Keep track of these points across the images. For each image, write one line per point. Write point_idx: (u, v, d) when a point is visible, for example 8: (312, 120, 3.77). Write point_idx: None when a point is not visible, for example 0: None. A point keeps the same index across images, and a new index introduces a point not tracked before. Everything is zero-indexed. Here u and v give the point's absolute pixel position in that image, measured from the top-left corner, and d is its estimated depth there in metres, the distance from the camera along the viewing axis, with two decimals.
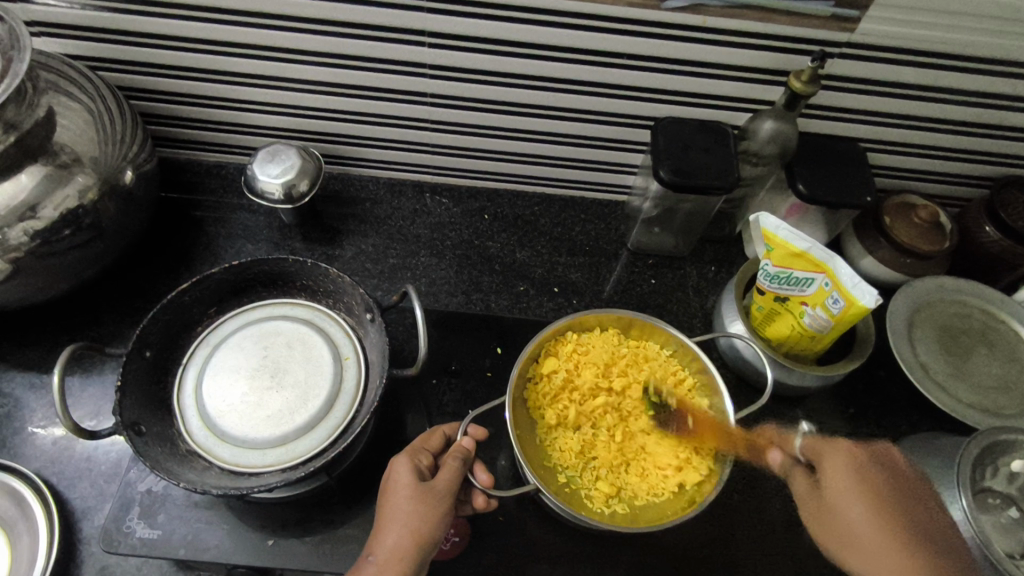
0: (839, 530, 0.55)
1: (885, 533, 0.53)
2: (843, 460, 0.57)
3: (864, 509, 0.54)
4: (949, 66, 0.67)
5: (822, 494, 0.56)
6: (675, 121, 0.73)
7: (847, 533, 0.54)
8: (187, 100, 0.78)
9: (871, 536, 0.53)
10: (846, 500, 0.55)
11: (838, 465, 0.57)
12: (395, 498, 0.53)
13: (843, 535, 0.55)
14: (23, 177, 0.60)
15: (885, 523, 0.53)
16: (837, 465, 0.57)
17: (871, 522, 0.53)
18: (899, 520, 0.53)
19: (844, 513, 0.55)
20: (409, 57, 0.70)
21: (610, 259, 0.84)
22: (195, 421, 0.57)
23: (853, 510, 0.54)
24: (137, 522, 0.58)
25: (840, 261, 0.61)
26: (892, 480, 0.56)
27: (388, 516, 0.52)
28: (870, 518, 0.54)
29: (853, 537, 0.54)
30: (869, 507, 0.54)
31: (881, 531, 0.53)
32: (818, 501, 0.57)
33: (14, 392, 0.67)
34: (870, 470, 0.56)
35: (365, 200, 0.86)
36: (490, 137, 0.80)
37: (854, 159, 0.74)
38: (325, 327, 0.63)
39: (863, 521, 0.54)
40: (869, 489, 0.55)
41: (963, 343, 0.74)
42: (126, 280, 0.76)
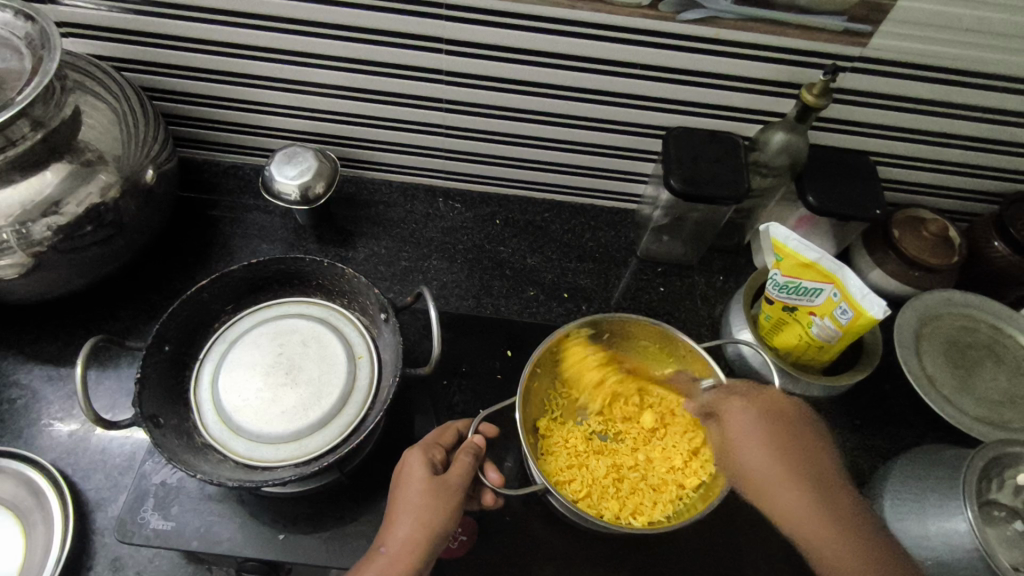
0: (755, 486, 0.56)
1: (777, 460, 0.56)
2: (756, 411, 0.59)
3: (761, 450, 0.57)
4: (959, 82, 0.67)
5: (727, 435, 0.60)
6: (688, 131, 0.74)
7: (756, 480, 0.56)
8: (207, 102, 0.79)
9: (778, 484, 0.55)
10: (754, 446, 0.57)
11: (743, 416, 0.59)
12: (408, 490, 0.54)
13: (750, 478, 0.57)
14: (48, 174, 0.62)
15: (788, 454, 0.56)
16: (746, 408, 0.59)
17: (756, 430, 0.58)
18: (806, 464, 0.56)
19: (743, 454, 0.58)
20: (427, 64, 0.72)
21: (619, 266, 0.85)
22: (211, 414, 0.58)
23: (761, 450, 0.57)
24: (151, 514, 0.58)
25: (849, 273, 0.62)
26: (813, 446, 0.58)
27: (401, 508, 0.53)
28: (774, 454, 0.56)
29: (756, 476, 0.56)
30: (766, 445, 0.57)
31: (781, 469, 0.56)
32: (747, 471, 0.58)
33: (32, 384, 0.68)
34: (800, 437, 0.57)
35: (379, 203, 0.87)
36: (503, 143, 0.81)
37: (864, 172, 0.75)
38: (340, 326, 0.64)
39: (766, 462, 0.56)
40: (774, 441, 0.57)
41: (971, 357, 0.74)
42: (144, 276, 0.77)
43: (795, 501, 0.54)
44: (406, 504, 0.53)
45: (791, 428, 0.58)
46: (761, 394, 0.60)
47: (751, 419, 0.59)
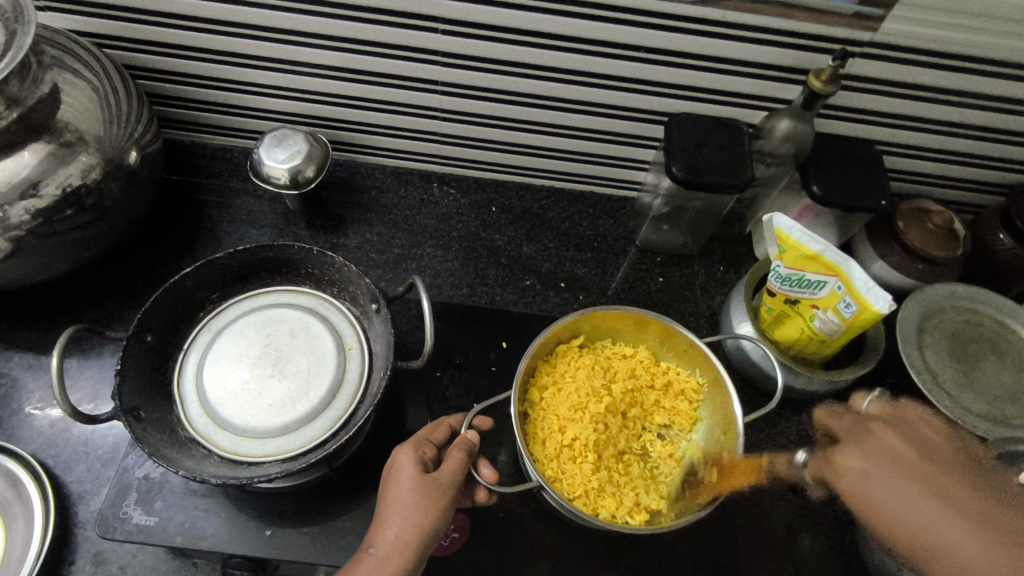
0: (870, 509, 0.53)
1: (915, 488, 0.52)
2: (893, 432, 0.57)
3: (887, 484, 0.53)
4: (971, 69, 0.65)
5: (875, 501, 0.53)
6: (691, 117, 0.71)
7: (887, 506, 0.52)
8: (193, 81, 0.76)
9: (929, 510, 0.50)
10: (896, 496, 0.52)
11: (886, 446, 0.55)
12: (397, 490, 0.52)
13: (868, 505, 0.53)
14: (25, 154, 0.59)
15: (931, 485, 0.51)
16: (874, 460, 0.55)
17: (885, 486, 0.53)
18: (965, 487, 0.51)
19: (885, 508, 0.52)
20: (422, 44, 0.69)
21: (617, 255, 0.83)
22: (196, 408, 0.56)
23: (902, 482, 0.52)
24: (134, 509, 0.57)
25: (854, 265, 0.60)
26: (956, 454, 0.54)
27: (390, 508, 0.51)
28: (914, 490, 0.51)
29: (881, 503, 0.52)
30: (900, 475, 0.53)
31: (927, 497, 0.51)
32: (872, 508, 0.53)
33: (11, 372, 0.66)
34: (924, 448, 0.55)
35: (372, 188, 0.85)
36: (500, 128, 0.79)
37: (870, 162, 0.72)
38: (329, 316, 0.62)
39: (921, 514, 0.50)
40: (905, 474, 0.53)
41: (972, 352, 0.73)
42: (129, 263, 0.75)
43: (967, 535, 0.48)
44: (395, 505, 0.51)
45: (950, 445, 0.55)
46: (868, 426, 0.58)
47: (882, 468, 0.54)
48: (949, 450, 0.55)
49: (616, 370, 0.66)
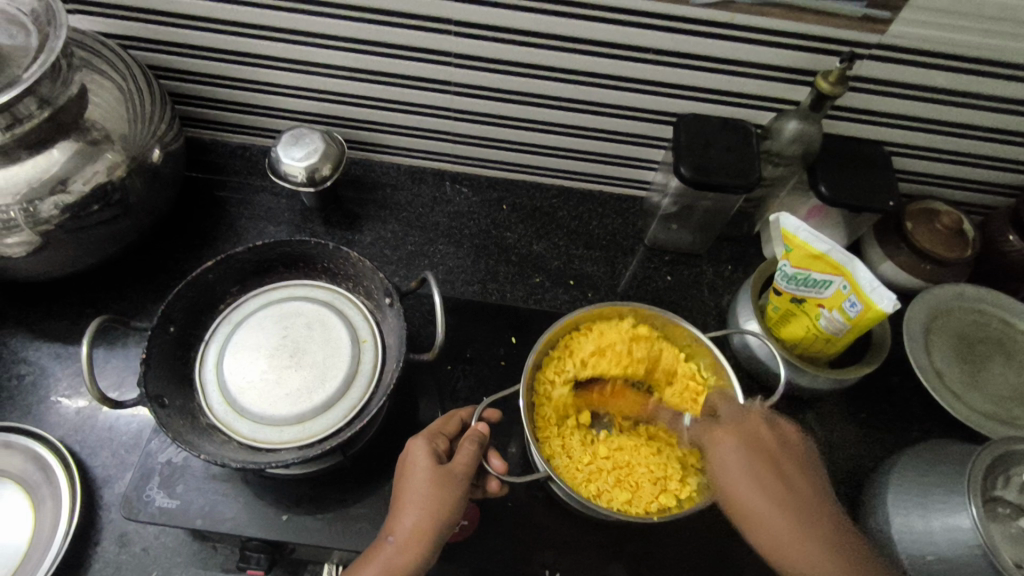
0: (741, 514, 0.53)
1: (796, 531, 0.50)
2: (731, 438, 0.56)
3: (743, 480, 0.53)
4: (981, 71, 0.66)
5: (730, 492, 0.54)
6: (699, 118, 0.72)
7: (750, 505, 0.52)
8: (214, 81, 0.79)
9: (768, 513, 0.51)
10: (748, 484, 0.53)
11: (729, 451, 0.55)
12: (412, 481, 0.54)
13: (774, 545, 0.50)
14: (55, 152, 0.62)
15: (778, 499, 0.52)
16: (738, 438, 0.56)
17: (779, 520, 0.51)
18: (775, 504, 0.51)
19: (754, 510, 0.52)
20: (435, 46, 0.71)
21: (626, 254, 0.85)
22: (216, 396, 0.58)
23: (747, 490, 0.53)
24: (156, 492, 0.59)
25: (860, 265, 0.61)
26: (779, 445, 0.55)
27: (406, 499, 0.53)
28: (772, 488, 0.52)
29: (743, 503, 0.53)
30: (760, 466, 0.53)
31: (770, 502, 0.51)
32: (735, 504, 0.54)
33: (41, 361, 0.69)
34: (768, 448, 0.55)
35: (386, 186, 0.87)
36: (511, 128, 0.81)
37: (878, 163, 0.73)
38: (344, 309, 0.64)
39: (757, 496, 0.52)
40: (768, 473, 0.53)
41: (980, 352, 0.73)
42: (152, 257, 0.77)
43: (789, 519, 0.50)
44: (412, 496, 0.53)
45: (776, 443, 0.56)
46: (751, 417, 0.57)
47: (741, 455, 0.54)
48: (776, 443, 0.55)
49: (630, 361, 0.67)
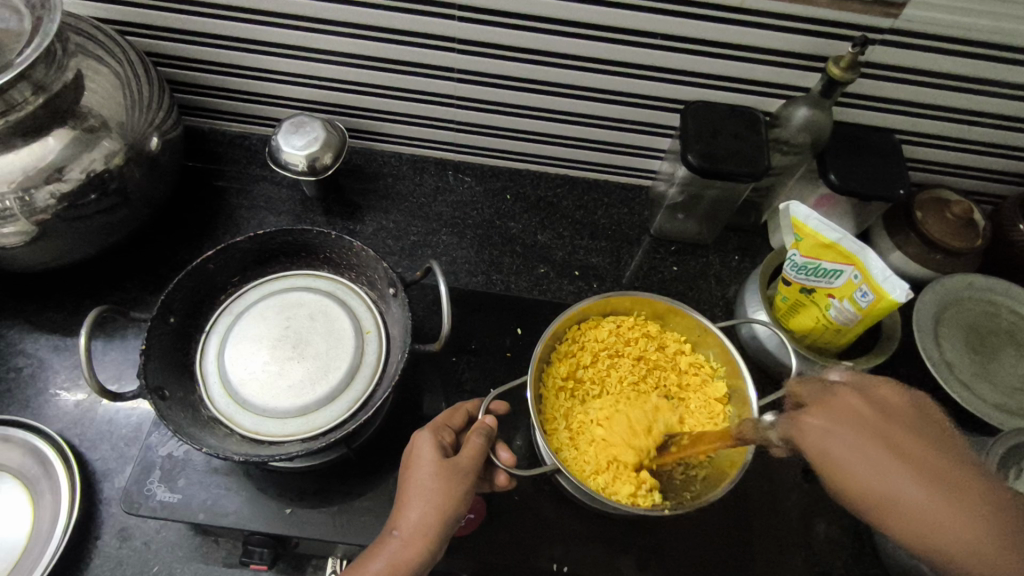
0: (837, 476, 0.43)
1: (939, 500, 0.40)
2: (842, 401, 0.45)
3: (854, 445, 0.43)
4: (996, 56, 0.64)
5: (830, 462, 0.43)
6: (708, 105, 0.71)
7: (887, 491, 0.41)
8: (213, 68, 0.77)
9: (894, 483, 0.41)
10: (853, 451, 0.42)
11: (828, 427, 0.44)
12: (416, 474, 0.53)
13: (893, 508, 0.41)
14: (51, 140, 0.60)
15: (895, 448, 0.42)
16: (830, 416, 0.45)
17: (914, 487, 0.41)
18: (902, 453, 0.42)
19: (856, 474, 0.42)
20: (438, 31, 0.69)
21: (632, 244, 0.84)
22: (217, 388, 0.57)
23: (859, 452, 0.42)
24: (157, 486, 0.58)
25: (872, 255, 0.60)
26: (914, 417, 0.44)
27: (410, 493, 0.52)
28: (883, 450, 0.42)
29: (840, 465, 0.43)
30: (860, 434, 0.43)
31: (879, 447, 0.42)
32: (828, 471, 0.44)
33: (39, 354, 0.68)
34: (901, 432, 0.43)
35: (388, 176, 0.86)
36: (516, 116, 0.79)
37: (889, 151, 0.72)
38: (347, 300, 0.62)
39: (874, 469, 0.42)
40: (868, 431, 0.43)
41: (991, 343, 0.72)
42: (151, 247, 0.76)
43: (919, 479, 0.41)
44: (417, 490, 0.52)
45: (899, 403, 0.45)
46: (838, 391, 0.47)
47: (840, 428, 0.44)
48: (908, 412, 0.45)
49: (636, 351, 0.66)
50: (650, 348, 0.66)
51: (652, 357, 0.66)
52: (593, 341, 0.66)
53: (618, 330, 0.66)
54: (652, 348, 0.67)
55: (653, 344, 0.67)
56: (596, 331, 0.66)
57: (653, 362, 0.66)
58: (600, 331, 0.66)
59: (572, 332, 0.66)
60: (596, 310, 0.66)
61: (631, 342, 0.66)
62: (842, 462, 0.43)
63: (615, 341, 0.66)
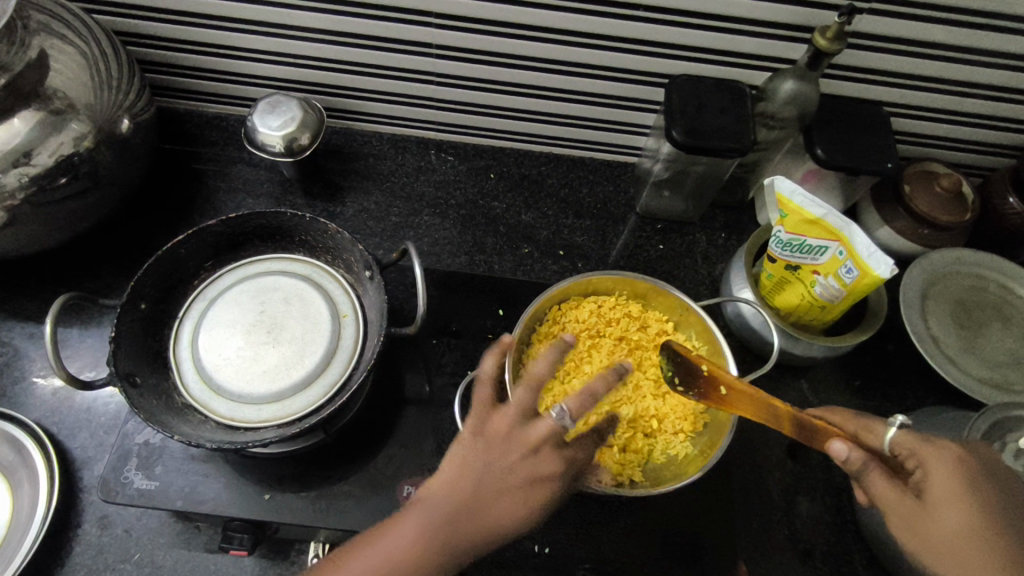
0: (920, 516, 0.44)
1: (982, 554, 0.42)
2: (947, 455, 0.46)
3: (960, 500, 0.44)
4: (985, 25, 0.63)
5: (922, 499, 0.45)
6: (692, 79, 0.70)
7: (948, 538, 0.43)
8: (185, 47, 0.75)
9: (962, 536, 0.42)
10: (951, 500, 0.44)
11: (940, 469, 0.45)
12: (488, 478, 0.46)
13: (937, 546, 0.43)
14: (16, 122, 0.59)
15: (967, 503, 0.43)
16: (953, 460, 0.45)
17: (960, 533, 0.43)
18: (971, 509, 0.43)
19: (932, 514, 0.44)
20: (416, 5, 0.67)
21: (617, 223, 0.82)
22: (191, 374, 0.56)
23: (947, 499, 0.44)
24: (135, 473, 0.58)
25: (857, 230, 0.59)
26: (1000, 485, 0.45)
27: (487, 490, 0.46)
28: (961, 500, 0.44)
29: (927, 504, 0.44)
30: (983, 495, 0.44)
31: (950, 498, 0.44)
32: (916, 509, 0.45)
33: (14, 342, 0.67)
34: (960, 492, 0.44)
35: (368, 156, 0.84)
36: (498, 92, 0.78)
37: (876, 124, 0.71)
38: (324, 283, 0.61)
39: (952, 519, 0.43)
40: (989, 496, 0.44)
41: (976, 317, 0.72)
42: (127, 233, 0.75)
43: (970, 522, 0.43)
44: (540, 494, 0.47)
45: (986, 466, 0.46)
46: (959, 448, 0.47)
47: (952, 474, 0.45)
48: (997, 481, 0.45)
49: (618, 331, 0.65)
50: (632, 328, 0.66)
51: (635, 336, 0.66)
52: (574, 321, 0.65)
53: (599, 310, 0.66)
54: (635, 328, 0.66)
55: (635, 323, 0.66)
56: (577, 312, 0.65)
57: (635, 342, 0.66)
58: (580, 311, 0.65)
59: (552, 314, 0.65)
60: (576, 290, 0.65)
61: (613, 322, 0.66)
62: (937, 504, 0.44)
63: (596, 321, 0.65)
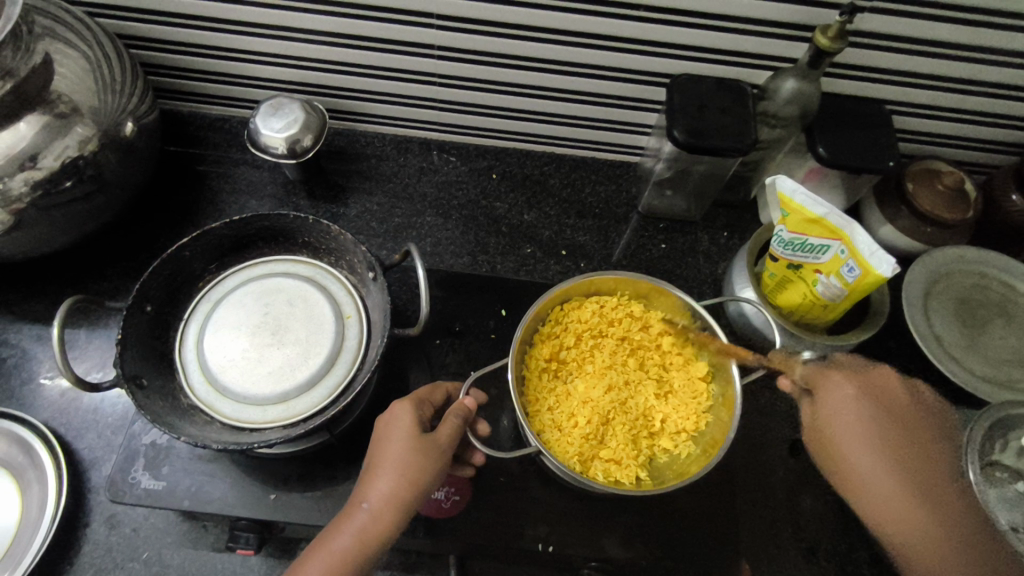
0: (830, 446, 0.55)
1: (892, 478, 0.52)
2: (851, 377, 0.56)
3: (865, 446, 0.54)
4: (987, 23, 0.63)
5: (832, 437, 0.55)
6: (693, 79, 0.70)
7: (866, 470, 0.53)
8: (188, 50, 0.76)
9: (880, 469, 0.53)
10: (855, 432, 0.54)
11: (845, 394, 0.55)
12: (392, 444, 0.53)
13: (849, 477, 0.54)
14: (21, 126, 0.59)
15: (880, 439, 0.53)
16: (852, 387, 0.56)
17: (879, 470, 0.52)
18: (876, 438, 0.53)
19: (845, 452, 0.54)
20: (416, 7, 0.67)
21: (619, 222, 0.83)
22: (197, 376, 0.56)
23: (855, 435, 0.54)
24: (142, 474, 0.58)
25: (858, 229, 0.59)
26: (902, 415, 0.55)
27: (393, 438, 0.53)
28: (874, 441, 0.53)
29: (839, 441, 0.55)
30: (883, 442, 0.53)
31: (864, 439, 0.54)
32: (827, 442, 0.56)
33: (21, 343, 0.68)
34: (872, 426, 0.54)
35: (371, 157, 0.84)
36: (499, 93, 0.78)
37: (878, 122, 0.71)
38: (327, 285, 0.62)
39: (869, 457, 0.53)
40: (886, 423, 0.54)
41: (979, 315, 0.72)
42: (131, 234, 0.75)
43: (874, 458, 0.53)
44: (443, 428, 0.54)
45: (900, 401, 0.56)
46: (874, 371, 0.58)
47: (855, 406, 0.55)
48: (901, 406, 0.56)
49: (619, 332, 0.65)
50: (635, 328, 0.66)
51: (636, 336, 0.66)
52: (576, 322, 0.65)
53: (601, 310, 0.66)
54: (637, 328, 0.66)
55: (637, 324, 0.66)
56: (580, 311, 0.65)
57: (636, 343, 0.66)
58: (582, 312, 0.65)
59: (554, 315, 0.65)
60: (578, 291, 0.65)
61: (614, 323, 0.66)
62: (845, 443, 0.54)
63: (597, 321, 0.65)
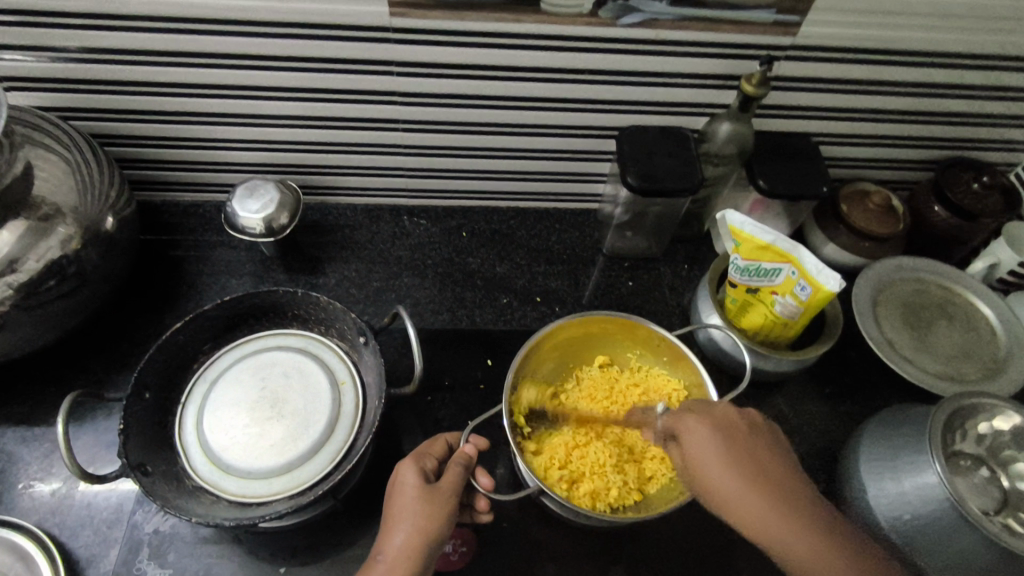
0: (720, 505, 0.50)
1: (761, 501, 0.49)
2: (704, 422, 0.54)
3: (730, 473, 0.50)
4: (886, 61, 0.72)
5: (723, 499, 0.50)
6: (638, 129, 0.77)
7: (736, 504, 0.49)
8: (161, 143, 0.79)
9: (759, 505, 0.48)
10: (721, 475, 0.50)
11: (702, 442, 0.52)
12: (402, 500, 0.54)
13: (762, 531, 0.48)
14: (4, 233, 0.61)
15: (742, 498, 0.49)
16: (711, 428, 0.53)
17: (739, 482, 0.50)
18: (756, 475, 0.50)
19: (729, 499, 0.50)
20: (375, 87, 0.73)
21: (586, 265, 0.88)
22: (199, 456, 0.57)
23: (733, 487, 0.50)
24: (148, 563, 0.60)
25: (805, 251, 0.65)
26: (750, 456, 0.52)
27: (403, 493, 0.55)
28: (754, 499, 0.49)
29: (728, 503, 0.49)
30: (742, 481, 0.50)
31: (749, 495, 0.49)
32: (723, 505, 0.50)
33: (6, 447, 0.67)
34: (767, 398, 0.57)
35: (344, 227, 0.88)
36: (462, 157, 0.83)
37: (807, 153, 0.78)
38: (319, 354, 0.64)
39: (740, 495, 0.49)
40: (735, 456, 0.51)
41: (925, 317, 0.78)
42: (114, 325, 0.76)
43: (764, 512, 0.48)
44: (452, 473, 0.56)
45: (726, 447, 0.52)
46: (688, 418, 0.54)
47: (713, 441, 0.52)
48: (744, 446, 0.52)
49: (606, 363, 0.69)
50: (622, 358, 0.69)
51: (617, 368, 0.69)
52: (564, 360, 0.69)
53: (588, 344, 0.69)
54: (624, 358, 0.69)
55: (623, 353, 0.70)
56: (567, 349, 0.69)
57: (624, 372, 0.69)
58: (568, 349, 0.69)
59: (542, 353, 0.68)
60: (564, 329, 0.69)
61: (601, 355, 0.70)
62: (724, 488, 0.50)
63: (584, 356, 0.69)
